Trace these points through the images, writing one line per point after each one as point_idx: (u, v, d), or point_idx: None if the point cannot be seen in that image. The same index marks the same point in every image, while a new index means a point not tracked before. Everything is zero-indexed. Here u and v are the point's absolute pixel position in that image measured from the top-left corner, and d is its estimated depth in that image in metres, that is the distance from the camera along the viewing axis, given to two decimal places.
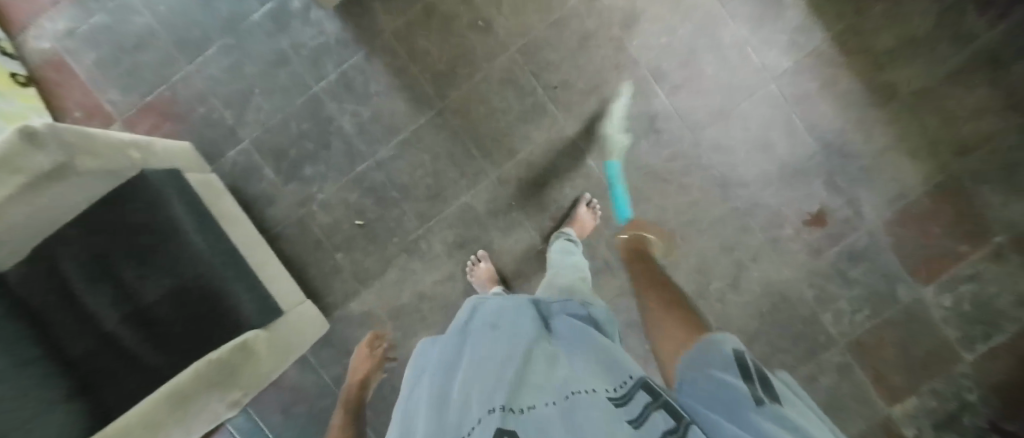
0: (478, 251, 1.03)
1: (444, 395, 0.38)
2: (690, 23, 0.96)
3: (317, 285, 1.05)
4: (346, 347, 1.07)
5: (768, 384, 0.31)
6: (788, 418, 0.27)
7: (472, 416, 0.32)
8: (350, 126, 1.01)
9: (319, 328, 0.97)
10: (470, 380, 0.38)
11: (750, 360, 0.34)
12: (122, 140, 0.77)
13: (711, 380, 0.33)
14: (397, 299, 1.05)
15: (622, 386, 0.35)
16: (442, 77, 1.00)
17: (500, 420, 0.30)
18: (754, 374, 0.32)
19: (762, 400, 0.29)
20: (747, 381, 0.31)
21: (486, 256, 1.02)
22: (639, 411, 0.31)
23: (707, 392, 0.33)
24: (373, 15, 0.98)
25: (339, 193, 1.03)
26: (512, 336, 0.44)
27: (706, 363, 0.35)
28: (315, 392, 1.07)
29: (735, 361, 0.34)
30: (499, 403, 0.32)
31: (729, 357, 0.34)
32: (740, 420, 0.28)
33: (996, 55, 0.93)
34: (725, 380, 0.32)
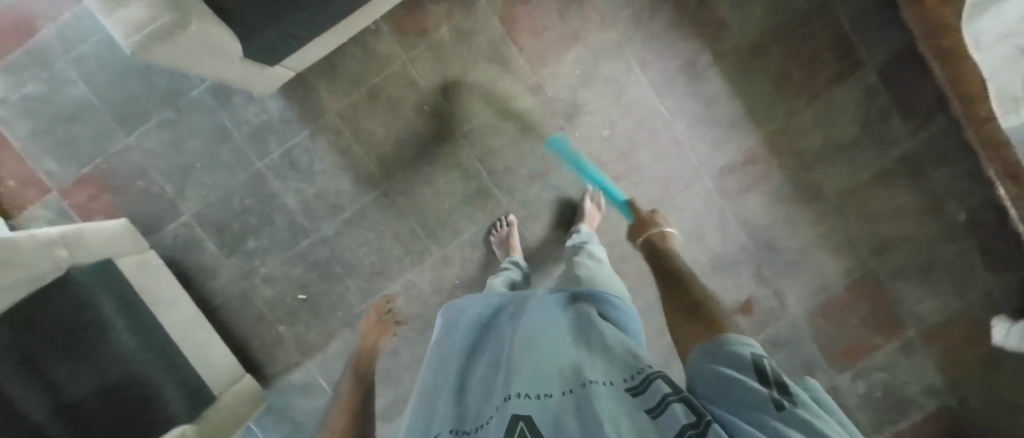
0: (507, 216, 1.01)
1: (461, 395, 0.38)
2: (628, 119, 0.99)
3: (259, 356, 1.06)
4: (288, 415, 1.08)
5: (785, 390, 0.30)
6: (807, 427, 0.26)
7: (492, 405, 0.33)
8: (294, 203, 1.01)
9: (252, 402, 1.00)
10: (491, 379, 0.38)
11: (768, 369, 0.32)
12: (50, 237, 0.77)
13: (726, 379, 0.32)
14: (340, 370, 1.07)
15: (637, 376, 0.34)
16: (387, 158, 1.00)
17: (517, 404, 0.30)
18: (769, 379, 0.31)
19: (781, 406, 0.28)
20: (763, 384, 0.30)
21: (515, 223, 1.00)
22: (658, 399, 0.30)
23: (727, 386, 0.31)
24: (317, 95, 0.98)
25: (283, 268, 1.03)
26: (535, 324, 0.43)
27: (725, 362, 0.34)
28: None
29: (752, 365, 0.32)
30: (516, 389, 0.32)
31: (746, 360, 0.33)
32: (761, 423, 0.27)
33: (916, 163, 0.97)
34: (742, 381, 0.31)
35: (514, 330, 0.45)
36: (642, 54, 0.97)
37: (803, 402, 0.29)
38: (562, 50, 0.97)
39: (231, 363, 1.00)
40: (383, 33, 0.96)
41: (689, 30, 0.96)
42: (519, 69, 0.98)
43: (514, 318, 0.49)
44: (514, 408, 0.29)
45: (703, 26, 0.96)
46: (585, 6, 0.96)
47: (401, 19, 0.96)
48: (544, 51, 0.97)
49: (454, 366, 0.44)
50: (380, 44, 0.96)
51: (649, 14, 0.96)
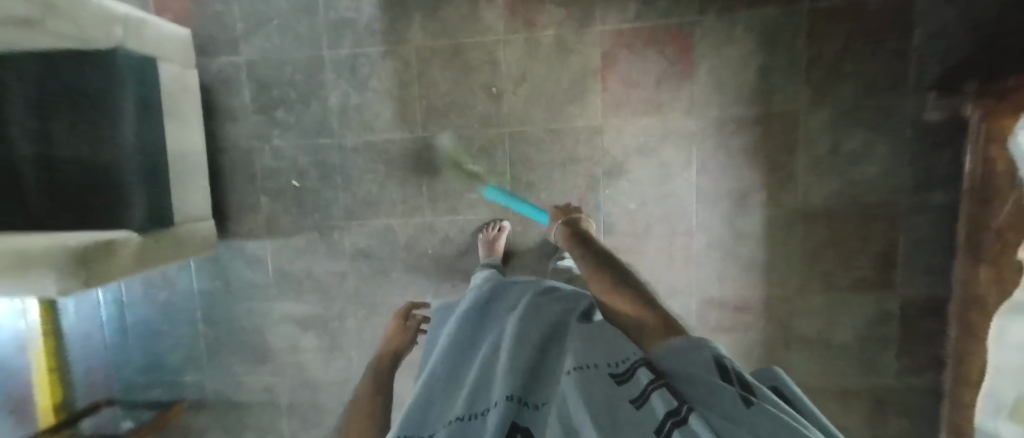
0: (503, 222, 1.02)
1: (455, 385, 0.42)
2: (658, 207, 0.99)
3: (231, 209, 1.10)
4: (226, 272, 1.12)
5: (748, 387, 0.31)
6: (776, 417, 0.27)
7: (487, 399, 0.37)
8: (334, 102, 1.03)
9: (202, 249, 1.02)
10: (488, 365, 0.42)
11: (728, 369, 0.34)
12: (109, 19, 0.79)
13: (697, 378, 0.33)
14: (290, 262, 1.10)
15: (622, 364, 0.36)
16: (435, 113, 1.01)
17: (510, 409, 0.34)
18: (733, 379, 0.32)
19: (750, 399, 0.29)
20: (731, 384, 0.31)
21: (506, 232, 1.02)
22: (642, 388, 0.32)
23: (698, 379, 0.33)
24: (409, 23, 0.99)
25: (293, 150, 1.06)
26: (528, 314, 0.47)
27: (693, 363, 0.35)
28: (181, 289, 1.14)
29: (716, 366, 0.34)
30: (512, 392, 0.36)
31: (710, 362, 0.34)
32: (735, 414, 0.28)
33: (881, 400, 0.97)
34: (713, 380, 0.32)
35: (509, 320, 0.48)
36: (706, 158, 0.96)
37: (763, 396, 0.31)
38: (639, 113, 0.96)
39: (204, 201, 1.03)
40: (495, 3, 0.96)
41: (761, 164, 0.94)
42: (592, 106, 0.97)
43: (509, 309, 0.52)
44: (504, 413, 0.33)
45: (775, 167, 0.94)
46: (683, 87, 0.94)
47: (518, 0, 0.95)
48: (623, 104, 0.96)
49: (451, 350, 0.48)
50: (487, 12, 0.96)
51: (733, 128, 0.94)
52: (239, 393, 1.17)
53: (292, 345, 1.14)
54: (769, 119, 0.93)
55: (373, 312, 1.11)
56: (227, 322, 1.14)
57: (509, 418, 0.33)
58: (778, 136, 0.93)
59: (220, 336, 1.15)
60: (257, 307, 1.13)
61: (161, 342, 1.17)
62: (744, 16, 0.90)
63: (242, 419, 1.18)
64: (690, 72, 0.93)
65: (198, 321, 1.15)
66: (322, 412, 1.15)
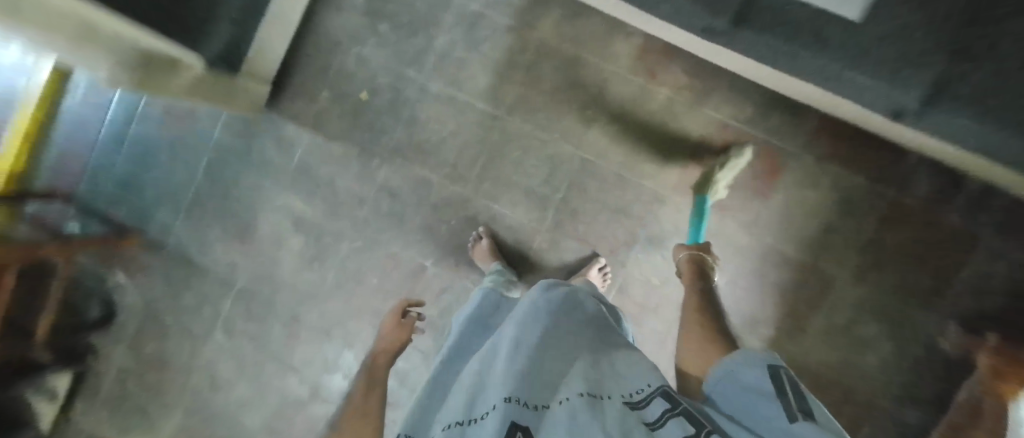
0: (481, 229, 1.04)
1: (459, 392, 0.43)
2: (675, 292, 1.01)
3: (290, 86, 1.07)
4: (251, 139, 1.08)
5: (801, 402, 0.32)
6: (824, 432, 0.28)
7: (488, 403, 0.37)
8: (439, 45, 1.02)
9: (245, 111, 1.01)
10: (487, 375, 0.42)
11: (786, 379, 0.35)
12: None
13: (749, 392, 0.35)
14: (318, 162, 1.08)
15: (641, 391, 0.36)
16: (525, 104, 1.02)
17: (509, 412, 0.33)
18: (786, 390, 0.33)
19: (797, 416, 0.30)
20: (781, 397, 0.33)
21: (487, 236, 1.03)
22: (661, 419, 0.31)
23: (749, 400, 0.35)
24: (546, 13, 0.99)
25: (379, 65, 1.04)
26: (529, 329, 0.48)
27: (744, 375, 0.37)
28: (198, 132, 1.09)
29: (770, 376, 0.35)
30: (512, 395, 0.36)
31: (765, 372, 0.35)
32: None
33: None
34: (761, 395, 0.34)
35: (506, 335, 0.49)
36: (739, 273, 0.98)
37: (813, 409, 0.32)
38: None
39: (271, 66, 1.01)
40: (631, 40, 0.96)
41: (782, 305, 0.98)
42: (666, 176, 0.99)
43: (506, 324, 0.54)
44: (503, 414, 0.33)
45: (792, 314, 0.97)
46: (754, 204, 0.96)
47: (653, 49, 0.96)
48: (694, 188, 0.98)
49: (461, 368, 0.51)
50: (620, 43, 0.97)
51: (776, 261, 0.97)
52: (201, 256, 1.10)
53: (276, 237, 1.09)
54: (809, 271, 0.96)
55: (370, 248, 1.08)
56: (225, 185, 1.09)
57: (508, 419, 0.32)
58: (809, 289, 0.97)
59: (214, 195, 1.10)
60: (263, 187, 1.09)
61: (153, 169, 1.11)
62: (836, 172, 0.92)
63: (185, 282, 1.11)
64: (766, 192, 0.96)
65: (199, 170, 1.10)
66: (269, 314, 1.09)
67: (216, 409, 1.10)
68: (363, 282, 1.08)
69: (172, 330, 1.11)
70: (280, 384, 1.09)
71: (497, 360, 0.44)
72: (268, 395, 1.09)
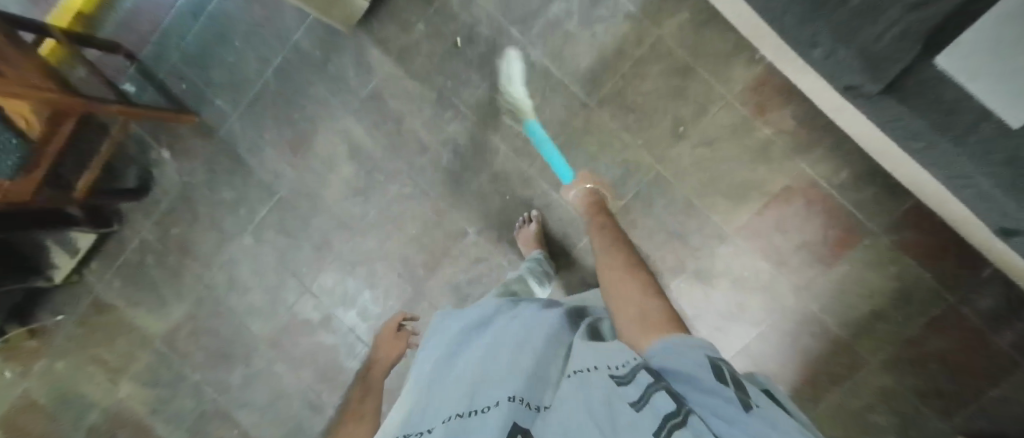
0: (533, 212, 1.01)
1: (451, 380, 0.41)
2: (704, 330, 1.00)
3: (387, 8, 1.01)
4: (331, 51, 1.03)
5: (745, 390, 0.31)
6: (772, 418, 0.28)
7: (488, 397, 0.35)
8: (554, 12, 0.97)
9: (339, 23, 0.96)
10: (485, 366, 0.40)
11: (724, 366, 0.34)
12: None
13: (690, 372, 0.33)
14: (392, 95, 1.03)
15: (625, 365, 0.35)
16: (620, 100, 0.98)
17: (513, 410, 0.32)
18: (730, 378, 0.32)
19: (749, 404, 0.30)
20: (727, 384, 0.31)
21: (536, 221, 1.00)
22: (640, 392, 0.30)
23: (689, 379, 0.33)
24: (674, 13, 0.93)
25: (484, 14, 0.99)
26: (531, 327, 0.46)
27: (682, 356, 0.34)
28: (279, 26, 1.03)
29: (712, 364, 0.33)
30: (516, 393, 0.35)
31: (707, 360, 0.34)
32: (731, 418, 0.28)
33: None
34: (705, 379, 0.32)
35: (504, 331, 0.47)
36: (772, 330, 0.98)
37: (752, 395, 0.31)
38: (762, 251, 0.96)
39: None
40: (751, 69, 0.92)
41: (802, 372, 0.98)
42: (736, 214, 0.97)
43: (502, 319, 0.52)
44: (509, 413, 0.32)
45: (808, 384, 0.97)
46: (813, 268, 0.95)
47: (770, 84, 0.92)
48: (758, 234, 0.96)
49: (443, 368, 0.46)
50: (739, 68, 0.93)
51: (812, 329, 0.96)
52: (247, 153, 1.07)
53: (329, 158, 1.05)
54: (842, 348, 0.96)
55: (418, 197, 1.05)
56: (291, 90, 1.04)
57: (511, 417, 0.32)
58: (835, 366, 0.96)
59: (278, 96, 1.05)
60: (329, 103, 1.04)
61: (223, 52, 1.05)
62: (905, 261, 0.91)
63: (225, 176, 1.07)
64: (830, 261, 0.94)
65: (269, 67, 1.04)
66: (300, 232, 1.07)
67: (223, 309, 1.09)
68: (401, 228, 1.05)
69: (201, 219, 1.08)
70: (292, 304, 1.07)
71: (498, 354, 0.42)
72: (279, 312, 1.08)
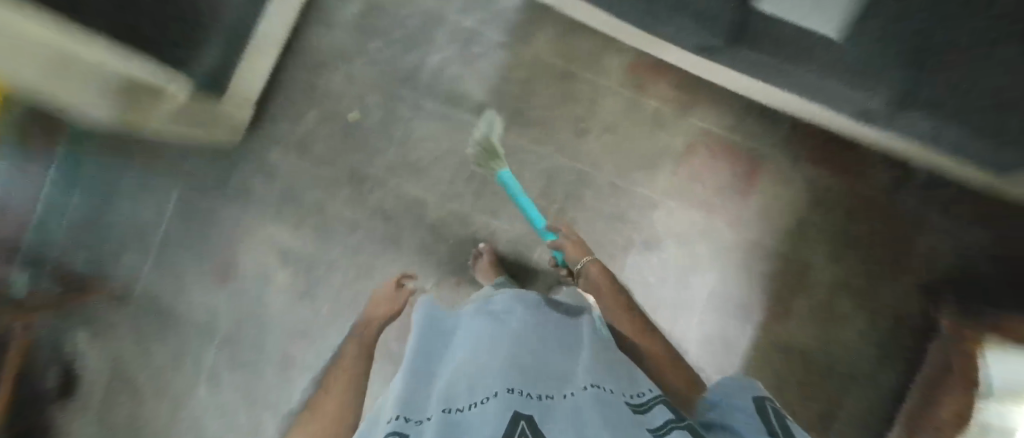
0: (480, 245, 1.03)
1: (446, 381, 0.44)
2: (673, 291, 1.06)
3: (271, 109, 1.01)
4: (231, 167, 1.01)
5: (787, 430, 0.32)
6: None
7: (486, 389, 0.38)
8: (434, 62, 1.02)
9: (227, 135, 0.95)
10: (481, 366, 0.44)
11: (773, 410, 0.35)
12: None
13: (733, 419, 0.35)
14: (305, 189, 1.02)
15: (639, 395, 0.39)
16: (521, 118, 1.04)
17: (511, 400, 0.35)
18: (772, 419, 0.33)
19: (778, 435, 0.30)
20: (765, 424, 0.32)
21: (487, 252, 1.01)
22: (662, 423, 0.33)
23: (735, 426, 0.34)
24: (539, 31, 1.02)
25: (369, 83, 1.02)
26: (527, 337, 0.50)
27: (731, 402, 0.37)
28: (165, 161, 0.99)
29: (757, 408, 0.35)
30: (514, 387, 0.38)
31: (752, 404, 0.35)
32: None
33: None
34: (746, 421, 0.33)
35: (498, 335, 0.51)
36: (727, 269, 1.06)
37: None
38: (691, 204, 1.05)
39: (255, 89, 0.95)
40: (621, 56, 1.03)
41: (768, 294, 1.06)
42: (657, 181, 1.05)
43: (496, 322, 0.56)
44: (510, 404, 0.34)
45: (777, 302, 1.06)
46: (737, 202, 1.05)
47: (640, 64, 1.03)
48: (682, 192, 1.05)
49: (436, 371, 0.49)
50: (610, 59, 1.03)
51: (760, 254, 1.05)
52: (174, 299, 1.00)
53: (263, 271, 1.01)
54: (790, 259, 1.05)
55: (365, 275, 1.03)
56: (201, 219, 1.00)
57: (511, 406, 0.34)
58: (789, 277, 1.05)
59: (189, 230, 1.00)
60: (244, 217, 1.01)
61: (113, 212, 0.98)
62: (806, 169, 1.03)
63: (157, 331, 0.99)
64: (748, 192, 1.04)
65: (169, 204, 1.00)
66: (257, 356, 1.01)
67: None
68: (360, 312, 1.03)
69: (145, 385, 0.99)
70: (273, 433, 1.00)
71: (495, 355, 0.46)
72: None
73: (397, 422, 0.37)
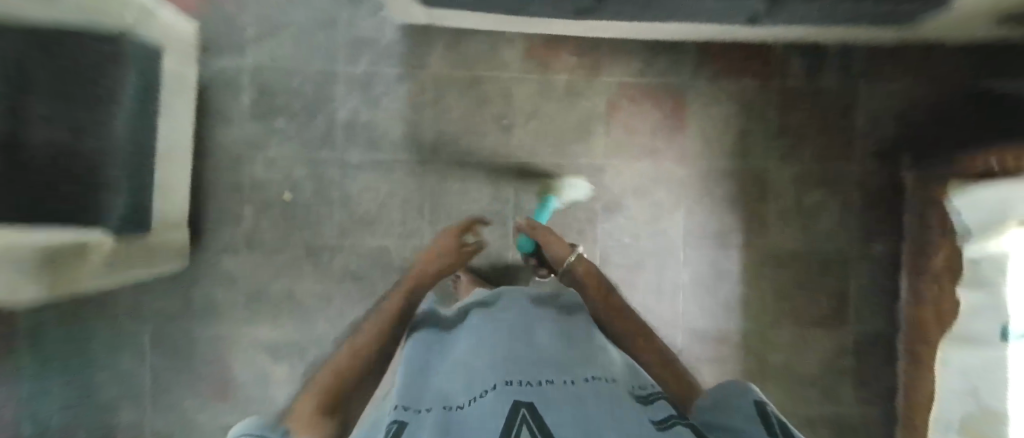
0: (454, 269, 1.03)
1: (444, 375, 0.46)
2: (649, 243, 1.06)
3: (207, 219, 1.01)
4: (191, 288, 1.01)
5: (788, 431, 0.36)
6: None
7: (488, 382, 0.41)
8: (343, 117, 1.02)
9: (172, 263, 0.94)
10: (480, 358, 0.46)
11: (771, 412, 0.39)
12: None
13: (736, 421, 0.39)
14: (269, 281, 1.02)
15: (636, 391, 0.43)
16: (445, 137, 1.04)
17: (512, 391, 0.38)
18: (773, 422, 0.37)
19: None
20: (767, 427, 0.37)
21: (462, 273, 1.01)
22: (665, 421, 0.38)
23: (738, 427, 0.39)
24: (430, 50, 1.03)
25: (290, 160, 1.02)
26: (523, 328, 0.53)
27: (733, 404, 0.41)
28: (126, 305, 1.00)
29: (756, 410, 0.39)
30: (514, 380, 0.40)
31: (752, 406, 0.40)
32: None
33: (842, 429, 1.05)
34: (750, 424, 0.38)
35: (496, 327, 0.54)
36: (692, 203, 1.06)
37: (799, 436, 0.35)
38: (634, 156, 1.06)
39: (182, 208, 0.95)
40: (515, 44, 1.03)
41: (739, 211, 1.06)
42: (594, 147, 1.06)
43: (492, 313, 0.58)
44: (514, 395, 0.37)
45: (750, 215, 1.06)
46: (675, 138, 1.05)
47: (535, 45, 1.04)
48: (622, 147, 1.06)
49: (432, 360, 0.52)
50: (505, 51, 1.03)
51: (716, 178, 1.06)
52: (184, 431, 1.00)
53: (257, 373, 1.01)
54: (745, 172, 1.05)
55: None
56: (180, 347, 1.00)
57: (513, 397, 0.37)
58: (751, 189, 1.06)
59: (173, 361, 1.00)
60: (220, 330, 1.01)
61: (99, 374, 0.99)
62: (727, 83, 1.04)
63: None
64: (682, 126, 1.05)
65: (144, 345, 1.00)
66: None
67: None
68: None
69: None
70: None
71: (493, 346, 0.48)
72: None
73: (400, 412, 0.40)
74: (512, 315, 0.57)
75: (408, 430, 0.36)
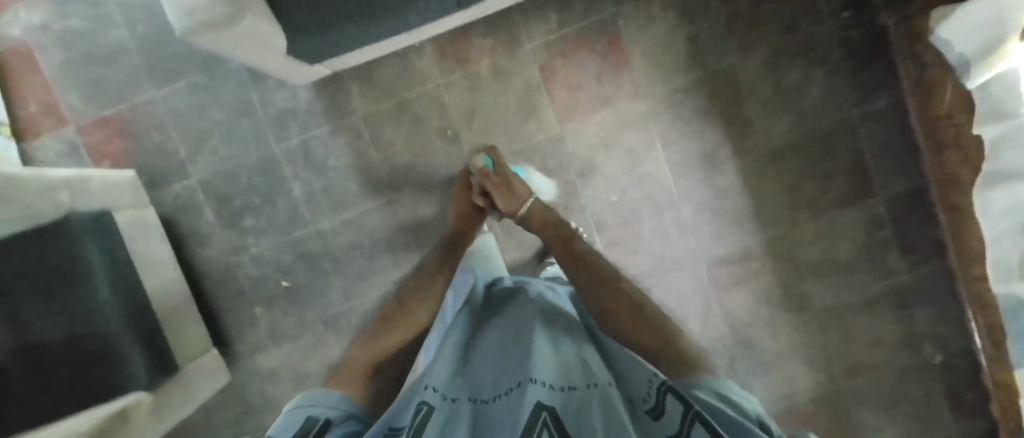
0: None
1: (473, 370, 0.46)
2: (637, 190, 1.00)
3: (229, 331, 1.07)
4: (242, 392, 1.09)
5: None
6: None
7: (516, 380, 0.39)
8: (299, 192, 1.03)
9: (215, 382, 1.01)
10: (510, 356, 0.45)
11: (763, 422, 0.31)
12: (19, 186, 0.71)
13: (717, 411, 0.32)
14: (305, 363, 1.07)
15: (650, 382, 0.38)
16: (399, 170, 1.02)
17: (536, 391, 0.36)
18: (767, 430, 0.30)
19: None
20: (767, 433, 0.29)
21: None
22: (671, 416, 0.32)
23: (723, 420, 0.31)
24: (349, 96, 1.01)
25: (272, 251, 1.05)
26: (554, 326, 0.50)
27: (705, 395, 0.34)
28: (199, 427, 1.09)
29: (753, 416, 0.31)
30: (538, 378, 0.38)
31: (747, 409, 0.32)
32: None
33: (905, 297, 0.98)
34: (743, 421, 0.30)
35: (526, 318, 0.52)
36: (666, 133, 0.99)
37: None
38: (588, 112, 0.99)
39: (201, 333, 1.01)
40: (425, 53, 0.98)
41: (718, 122, 0.98)
42: (545, 120, 1.00)
43: (523, 305, 0.56)
44: (538, 394, 0.35)
45: (732, 121, 0.97)
46: (623, 77, 0.98)
47: (443, 46, 0.98)
48: (574, 106, 0.99)
49: (456, 349, 0.51)
50: (419, 64, 0.99)
51: (681, 97, 0.98)
52: None
53: None
54: (710, 78, 0.97)
55: None
56: None
57: (536, 398, 0.35)
58: (723, 92, 0.97)
59: None
60: None
61: None
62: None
63: None
64: (625, 61, 0.97)
65: None
66: None
67: None
68: None
69: None
70: None
71: (524, 340, 0.47)
72: None
73: (432, 391, 0.40)
74: (543, 310, 0.54)
75: (438, 414, 0.36)
